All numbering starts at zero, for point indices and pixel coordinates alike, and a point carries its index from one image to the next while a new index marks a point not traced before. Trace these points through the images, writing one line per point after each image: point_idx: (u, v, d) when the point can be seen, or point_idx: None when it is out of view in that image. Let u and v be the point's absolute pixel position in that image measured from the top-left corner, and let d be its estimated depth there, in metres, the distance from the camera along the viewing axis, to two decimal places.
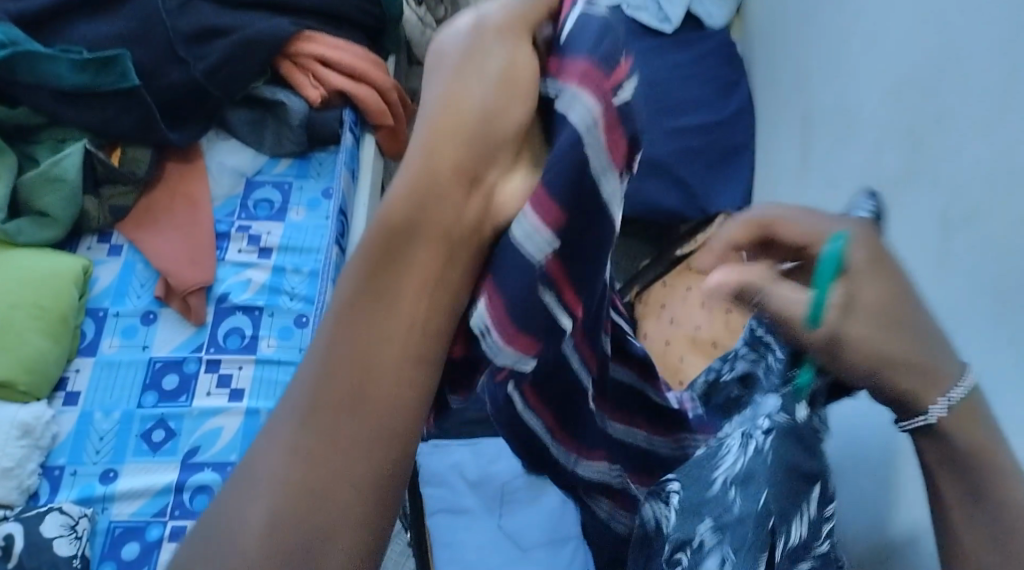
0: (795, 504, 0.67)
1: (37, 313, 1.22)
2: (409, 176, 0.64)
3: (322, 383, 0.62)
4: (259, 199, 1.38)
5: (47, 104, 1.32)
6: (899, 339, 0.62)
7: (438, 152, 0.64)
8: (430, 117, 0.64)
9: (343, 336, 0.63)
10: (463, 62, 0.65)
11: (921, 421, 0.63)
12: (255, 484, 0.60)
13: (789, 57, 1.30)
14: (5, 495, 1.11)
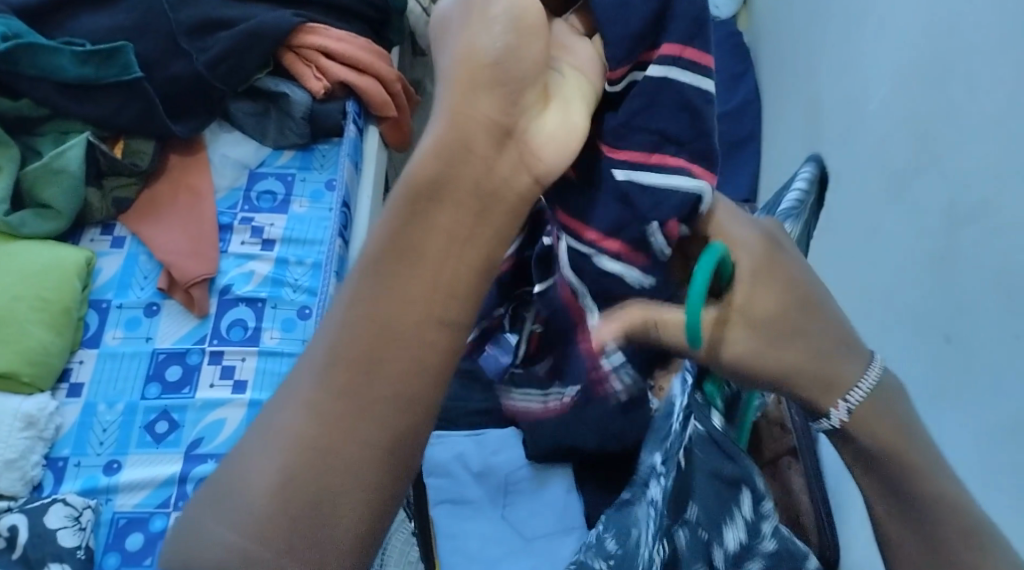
0: (724, 503, 0.79)
1: (40, 306, 1.22)
2: (434, 138, 0.65)
3: (344, 344, 0.64)
4: (262, 191, 1.38)
5: (49, 95, 1.32)
6: (790, 349, 0.67)
7: (461, 110, 0.64)
8: (449, 73, 0.64)
9: (364, 298, 0.64)
10: (474, 12, 0.64)
11: (827, 424, 0.69)
12: (270, 440, 0.63)
13: (796, 48, 1.30)
14: (9, 486, 1.12)
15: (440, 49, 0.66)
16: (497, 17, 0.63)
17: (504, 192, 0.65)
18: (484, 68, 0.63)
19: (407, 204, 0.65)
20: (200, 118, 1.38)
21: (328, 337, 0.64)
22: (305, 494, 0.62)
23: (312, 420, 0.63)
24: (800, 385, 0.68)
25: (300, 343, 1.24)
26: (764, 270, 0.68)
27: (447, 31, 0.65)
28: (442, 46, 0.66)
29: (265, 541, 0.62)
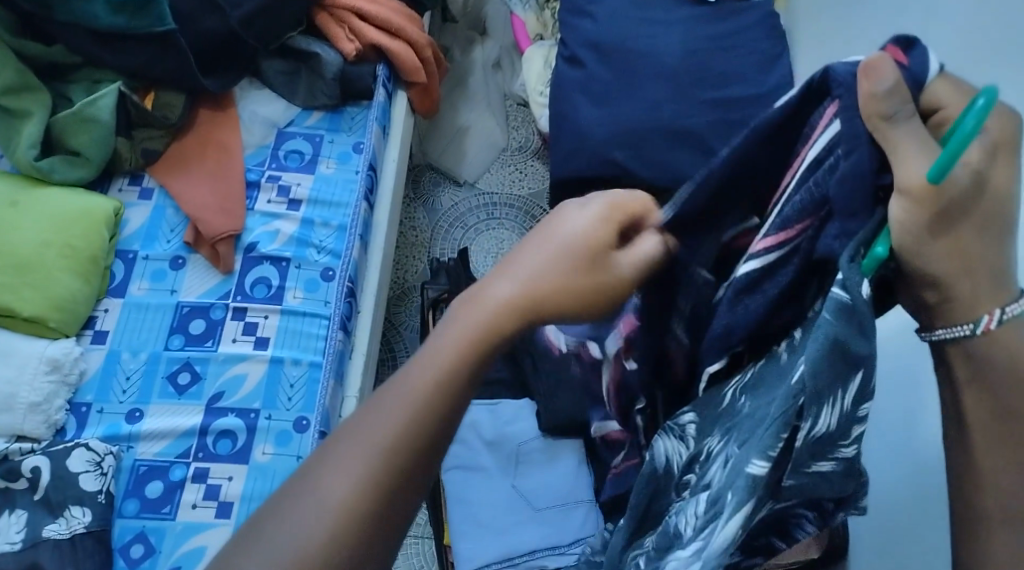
0: (832, 388, 0.63)
1: (68, 253, 1.23)
2: (510, 318, 0.72)
3: (418, 405, 0.69)
4: (290, 149, 1.38)
5: (86, 44, 1.32)
6: (963, 251, 0.63)
7: (542, 306, 0.73)
8: (531, 274, 0.73)
9: (421, 405, 0.69)
10: (575, 237, 0.74)
11: (963, 331, 0.65)
12: (316, 494, 0.66)
13: (841, 32, 1.26)
14: (33, 429, 1.14)
15: (523, 250, 0.75)
16: (591, 249, 0.73)
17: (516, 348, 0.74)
18: (572, 279, 0.73)
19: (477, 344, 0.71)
20: (231, 74, 1.39)
21: (401, 398, 0.69)
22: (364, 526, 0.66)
23: (375, 470, 0.67)
24: (961, 285, 0.64)
25: (323, 304, 1.25)
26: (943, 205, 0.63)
27: (534, 241, 0.75)
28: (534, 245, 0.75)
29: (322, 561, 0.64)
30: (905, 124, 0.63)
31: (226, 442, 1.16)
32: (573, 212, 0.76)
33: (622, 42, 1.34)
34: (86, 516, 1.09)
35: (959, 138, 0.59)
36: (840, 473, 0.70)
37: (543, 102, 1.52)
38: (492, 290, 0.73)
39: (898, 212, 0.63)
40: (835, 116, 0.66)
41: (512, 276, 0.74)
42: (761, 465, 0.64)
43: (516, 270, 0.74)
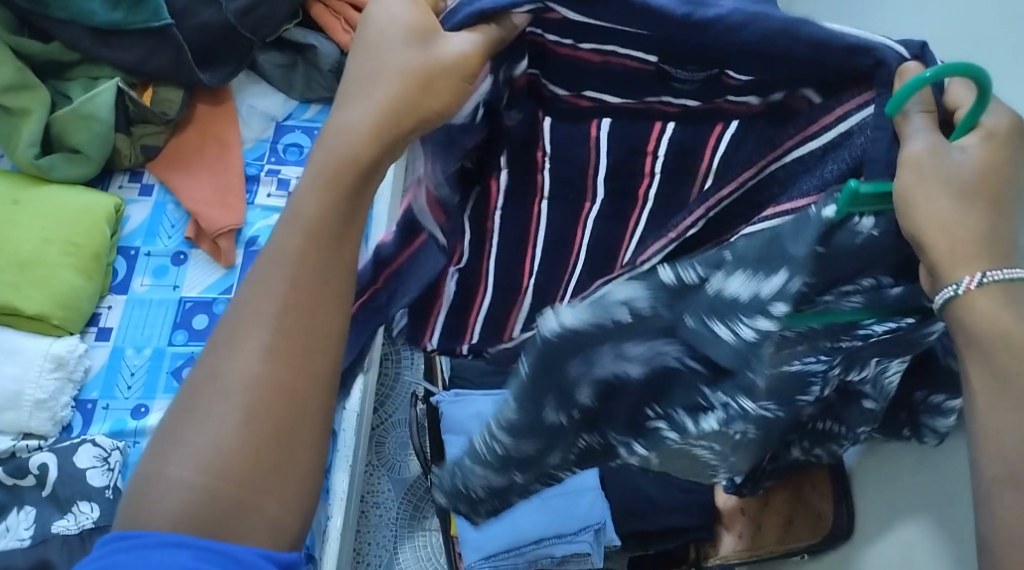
0: (762, 264, 0.58)
1: (71, 250, 1.24)
2: (348, 139, 0.60)
3: (304, 251, 0.60)
4: (289, 143, 1.39)
5: (82, 40, 1.32)
6: (959, 223, 0.56)
7: (403, 123, 0.61)
8: (376, 88, 0.60)
9: (283, 272, 0.60)
10: (394, 29, 0.61)
11: (949, 292, 0.57)
12: (213, 402, 0.58)
13: None
14: (39, 426, 1.15)
15: (351, 67, 0.62)
16: (434, 44, 0.60)
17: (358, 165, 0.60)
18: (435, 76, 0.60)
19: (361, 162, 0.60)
20: (228, 67, 1.38)
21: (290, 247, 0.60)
22: (280, 411, 0.59)
23: (286, 343, 0.59)
24: (938, 244, 0.56)
25: None
26: (942, 170, 0.56)
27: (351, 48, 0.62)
28: (361, 59, 0.61)
29: (237, 459, 0.58)
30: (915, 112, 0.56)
31: None
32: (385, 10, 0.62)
33: None
34: (95, 511, 1.10)
35: (917, 78, 0.55)
36: (736, 350, 0.61)
37: None
38: (345, 118, 0.61)
39: (905, 180, 0.56)
40: (872, 102, 0.58)
41: (359, 95, 0.61)
42: (670, 277, 0.60)
43: (353, 90, 0.61)
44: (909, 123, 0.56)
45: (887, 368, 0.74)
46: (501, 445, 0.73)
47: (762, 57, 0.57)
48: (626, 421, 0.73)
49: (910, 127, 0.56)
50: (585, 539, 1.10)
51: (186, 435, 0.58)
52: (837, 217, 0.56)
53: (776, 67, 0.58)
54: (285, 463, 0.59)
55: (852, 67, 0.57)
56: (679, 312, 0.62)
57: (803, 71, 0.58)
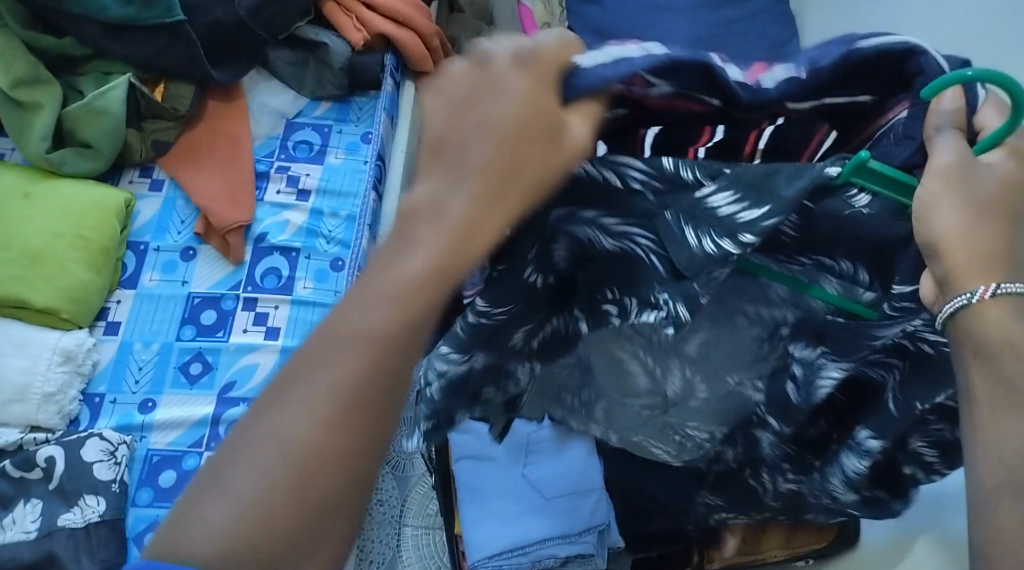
0: (749, 189, 0.63)
1: (80, 244, 1.24)
2: (446, 227, 0.61)
3: (381, 334, 0.60)
4: (299, 140, 1.39)
5: (94, 34, 1.32)
6: (980, 238, 0.60)
7: (502, 201, 0.61)
8: (475, 173, 0.61)
9: (356, 354, 0.60)
10: (520, 113, 0.61)
11: (962, 300, 0.60)
12: (254, 450, 0.59)
13: (851, 19, 1.26)
14: (47, 419, 1.15)
15: (460, 129, 0.62)
16: (556, 134, 0.61)
17: (461, 254, 0.61)
18: (533, 155, 0.61)
19: (458, 237, 0.60)
20: (239, 64, 1.39)
21: (358, 324, 0.60)
22: (324, 473, 0.59)
23: (338, 415, 0.59)
24: (955, 254, 0.60)
25: (332, 293, 1.26)
26: (967, 183, 0.60)
27: (451, 94, 0.63)
28: (467, 125, 0.61)
29: (268, 512, 0.58)
30: (947, 132, 0.61)
31: None
32: (505, 79, 0.61)
33: (629, 28, 1.34)
34: (100, 505, 1.10)
35: (958, 75, 0.59)
36: (693, 261, 0.64)
37: None
38: (445, 195, 0.61)
39: (926, 191, 0.60)
40: (906, 108, 0.64)
41: (462, 163, 0.61)
42: (674, 167, 0.64)
43: (460, 159, 0.61)
44: (941, 137, 0.61)
45: (824, 366, 0.75)
46: (473, 320, 0.74)
47: (839, 81, 0.64)
48: (589, 300, 0.76)
49: (941, 144, 0.61)
50: (589, 539, 1.11)
51: (225, 467, 0.59)
52: (840, 178, 0.62)
53: (839, 79, 0.63)
54: (319, 525, 0.59)
55: (901, 73, 0.64)
56: (663, 204, 0.66)
57: (857, 80, 0.64)
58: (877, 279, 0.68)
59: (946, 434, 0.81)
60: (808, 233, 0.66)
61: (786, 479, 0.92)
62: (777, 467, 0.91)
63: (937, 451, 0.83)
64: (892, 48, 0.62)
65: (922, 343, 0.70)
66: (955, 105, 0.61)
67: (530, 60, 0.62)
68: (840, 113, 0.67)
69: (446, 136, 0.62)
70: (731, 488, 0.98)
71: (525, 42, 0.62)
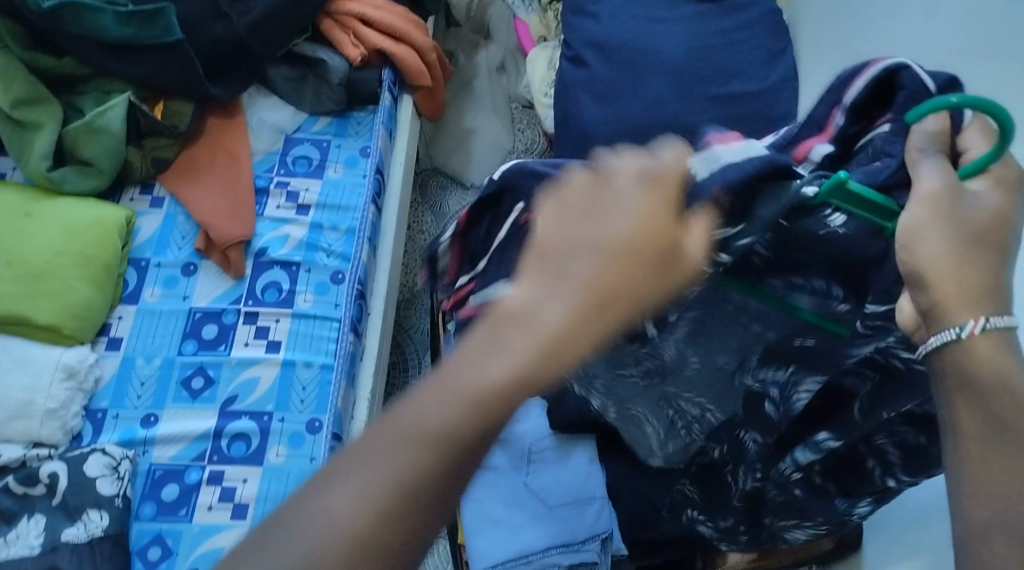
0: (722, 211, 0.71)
1: (82, 261, 1.25)
2: (535, 339, 0.66)
3: (456, 433, 0.65)
4: (299, 155, 1.39)
5: (93, 53, 1.33)
6: (966, 271, 0.65)
7: (591, 323, 0.66)
8: (574, 291, 0.66)
9: (431, 447, 0.65)
10: (623, 237, 0.66)
11: (950, 335, 0.65)
12: (315, 512, 0.64)
13: (845, 27, 1.27)
14: (50, 435, 1.16)
15: (566, 239, 0.68)
16: (654, 262, 0.66)
17: (546, 368, 0.66)
18: (632, 280, 0.66)
19: (545, 348, 0.66)
20: (239, 81, 1.40)
21: (431, 417, 0.65)
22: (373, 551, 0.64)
23: (398, 497, 0.64)
24: (944, 286, 0.65)
25: (333, 306, 1.27)
26: (952, 214, 0.65)
27: (564, 204, 0.69)
28: (574, 241, 0.67)
29: None
30: (932, 156, 0.67)
31: (240, 444, 1.17)
32: (624, 201, 0.67)
33: (624, 40, 1.35)
34: (104, 519, 1.10)
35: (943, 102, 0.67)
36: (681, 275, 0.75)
37: (548, 103, 1.53)
38: (541, 301, 0.67)
39: (912, 217, 0.66)
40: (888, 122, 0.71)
41: (562, 279, 0.67)
42: None
43: (562, 272, 0.67)
44: (926, 164, 0.67)
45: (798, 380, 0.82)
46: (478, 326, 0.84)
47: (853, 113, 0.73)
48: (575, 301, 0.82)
49: (925, 171, 0.67)
50: (592, 548, 1.10)
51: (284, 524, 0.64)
52: (818, 198, 0.69)
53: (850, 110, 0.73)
54: None
55: (890, 89, 0.72)
56: None
57: (862, 107, 0.73)
58: (850, 292, 0.74)
59: (909, 438, 0.86)
60: (782, 246, 0.73)
61: (755, 477, 0.92)
62: (754, 465, 0.91)
63: (900, 453, 0.87)
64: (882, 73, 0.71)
65: (893, 358, 0.77)
66: (940, 128, 0.68)
67: (642, 184, 0.68)
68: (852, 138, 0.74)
69: (555, 244, 0.68)
70: (708, 479, 1.00)
71: (645, 169, 0.68)
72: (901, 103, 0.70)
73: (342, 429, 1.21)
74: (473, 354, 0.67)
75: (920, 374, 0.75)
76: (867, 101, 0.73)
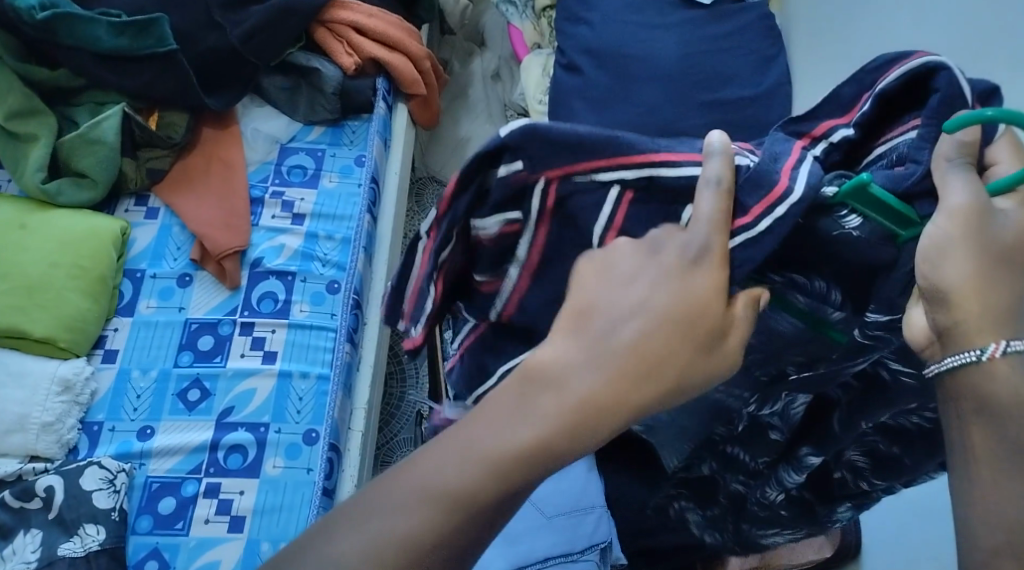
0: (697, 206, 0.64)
1: (76, 273, 1.24)
2: (566, 410, 0.61)
3: (467, 498, 0.61)
4: (293, 165, 1.39)
5: (87, 64, 1.33)
6: (990, 295, 0.59)
7: (625, 402, 0.61)
8: (610, 365, 0.61)
9: (440, 509, 0.61)
10: (668, 309, 0.61)
11: (970, 357, 0.59)
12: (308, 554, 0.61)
13: (837, 32, 1.27)
14: (46, 449, 1.15)
15: (604, 303, 0.62)
16: (701, 342, 0.61)
17: (569, 442, 0.61)
18: (671, 361, 0.61)
19: (572, 422, 0.61)
20: (233, 92, 1.40)
21: (446, 477, 0.61)
22: None
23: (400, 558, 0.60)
24: (967, 304, 0.59)
25: (329, 316, 1.27)
26: (976, 235, 0.59)
27: (606, 265, 0.63)
28: (615, 309, 0.62)
29: None
30: (959, 164, 0.59)
31: (236, 456, 1.17)
32: (677, 275, 0.61)
33: (617, 47, 1.36)
34: (101, 533, 1.10)
35: (976, 113, 0.58)
36: None
37: (543, 110, 1.53)
38: (573, 370, 0.62)
39: (933, 232, 0.59)
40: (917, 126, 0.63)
41: (599, 348, 0.62)
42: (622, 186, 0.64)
43: (602, 343, 0.62)
44: (952, 179, 0.59)
45: (789, 402, 0.80)
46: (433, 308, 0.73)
47: (876, 117, 0.64)
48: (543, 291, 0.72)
49: (951, 186, 0.59)
50: (591, 557, 1.04)
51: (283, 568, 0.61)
52: (836, 199, 0.62)
53: (875, 110, 0.64)
54: None
55: (920, 90, 0.63)
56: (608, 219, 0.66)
57: (884, 108, 0.64)
58: (850, 299, 0.67)
59: (881, 447, 0.81)
60: (788, 247, 0.65)
61: (736, 480, 0.94)
62: (741, 477, 0.93)
63: (870, 461, 0.83)
64: (914, 70, 0.62)
65: (881, 368, 0.73)
66: (971, 139, 0.60)
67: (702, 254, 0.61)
68: (866, 143, 0.66)
69: (593, 308, 0.62)
70: (693, 482, 1.02)
71: (695, 241, 0.61)
72: (933, 106, 0.61)
73: (339, 441, 1.20)
74: (499, 415, 0.62)
75: (911, 388, 0.72)
76: (894, 103, 0.64)
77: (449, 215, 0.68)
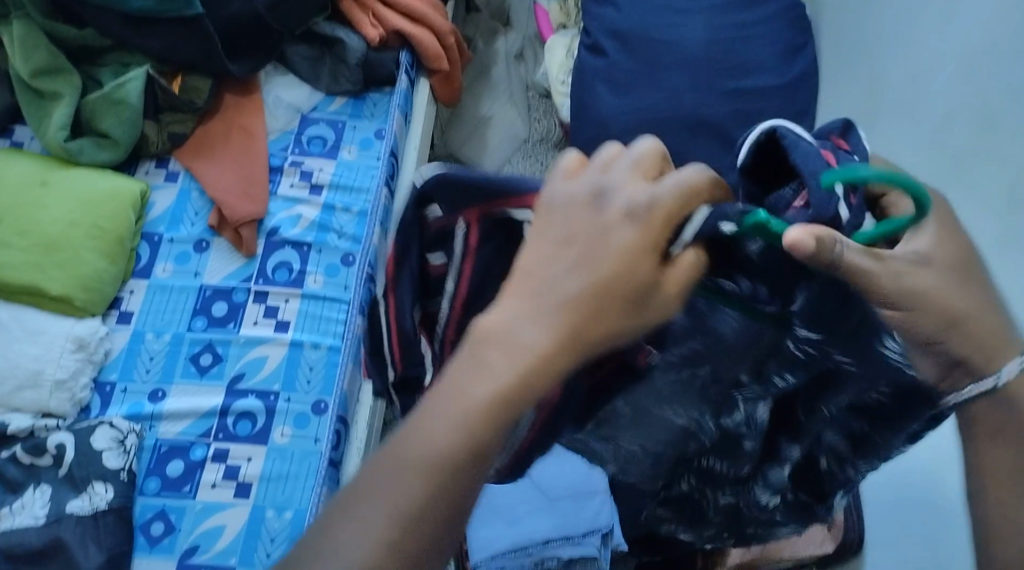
0: None
1: (95, 233, 1.26)
2: (516, 360, 0.63)
3: (452, 460, 0.63)
4: (313, 135, 1.40)
5: (114, 26, 1.33)
6: (984, 321, 0.66)
7: (579, 344, 0.63)
8: (558, 314, 0.63)
9: (423, 475, 0.63)
10: (603, 263, 0.63)
11: (993, 381, 0.67)
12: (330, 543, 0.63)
13: (865, 27, 1.26)
14: (59, 406, 1.17)
15: (541, 265, 0.64)
16: (643, 293, 0.63)
17: (527, 387, 0.63)
18: (607, 313, 0.63)
19: (523, 369, 0.62)
20: (255, 60, 1.39)
21: (422, 444, 0.63)
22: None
23: (400, 527, 0.62)
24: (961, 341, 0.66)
25: (342, 288, 1.27)
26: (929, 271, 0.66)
27: (557, 221, 0.65)
28: (551, 267, 0.64)
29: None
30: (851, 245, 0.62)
31: (246, 422, 1.19)
32: (608, 232, 0.63)
33: (644, 30, 1.35)
34: (109, 492, 1.12)
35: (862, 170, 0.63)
36: None
37: (565, 91, 1.52)
38: (518, 325, 0.63)
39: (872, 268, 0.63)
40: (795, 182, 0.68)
41: (544, 302, 0.63)
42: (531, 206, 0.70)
43: (544, 297, 0.63)
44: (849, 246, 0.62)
45: (754, 411, 0.78)
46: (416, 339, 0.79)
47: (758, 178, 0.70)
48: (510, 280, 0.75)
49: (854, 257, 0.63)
50: (592, 541, 1.11)
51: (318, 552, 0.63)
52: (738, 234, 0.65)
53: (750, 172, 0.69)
54: None
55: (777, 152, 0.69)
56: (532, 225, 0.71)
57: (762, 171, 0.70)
58: (776, 292, 0.68)
59: (855, 425, 0.75)
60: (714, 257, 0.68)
61: (724, 494, 0.91)
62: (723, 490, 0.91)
63: (846, 444, 0.77)
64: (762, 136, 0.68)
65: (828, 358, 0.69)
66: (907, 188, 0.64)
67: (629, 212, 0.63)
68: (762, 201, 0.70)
69: (534, 271, 0.64)
70: (681, 507, 0.97)
71: (641, 200, 0.63)
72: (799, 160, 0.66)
73: (346, 413, 1.22)
74: (456, 375, 0.64)
75: (854, 374, 0.69)
76: (764, 164, 0.70)
77: (402, 276, 0.76)
